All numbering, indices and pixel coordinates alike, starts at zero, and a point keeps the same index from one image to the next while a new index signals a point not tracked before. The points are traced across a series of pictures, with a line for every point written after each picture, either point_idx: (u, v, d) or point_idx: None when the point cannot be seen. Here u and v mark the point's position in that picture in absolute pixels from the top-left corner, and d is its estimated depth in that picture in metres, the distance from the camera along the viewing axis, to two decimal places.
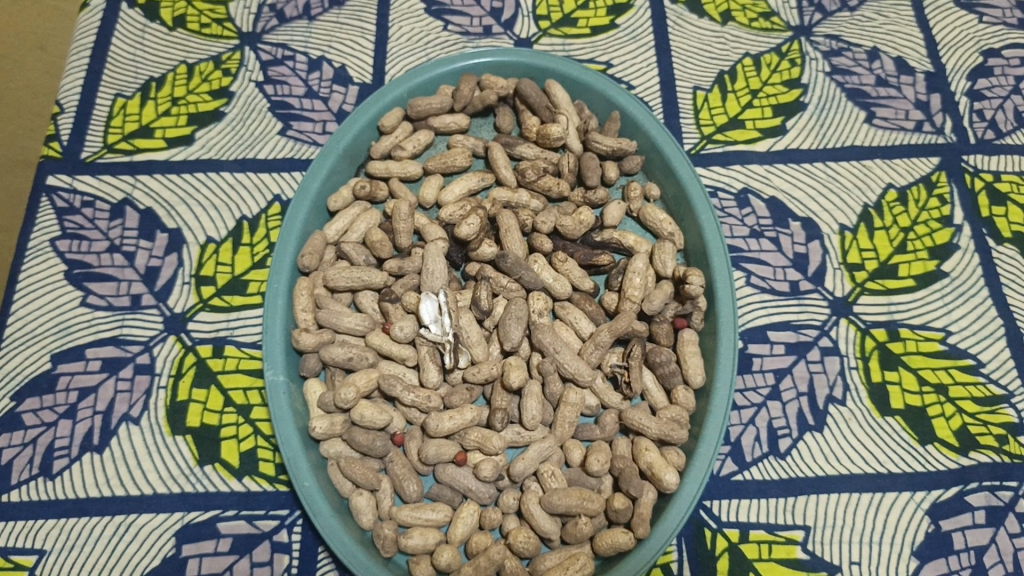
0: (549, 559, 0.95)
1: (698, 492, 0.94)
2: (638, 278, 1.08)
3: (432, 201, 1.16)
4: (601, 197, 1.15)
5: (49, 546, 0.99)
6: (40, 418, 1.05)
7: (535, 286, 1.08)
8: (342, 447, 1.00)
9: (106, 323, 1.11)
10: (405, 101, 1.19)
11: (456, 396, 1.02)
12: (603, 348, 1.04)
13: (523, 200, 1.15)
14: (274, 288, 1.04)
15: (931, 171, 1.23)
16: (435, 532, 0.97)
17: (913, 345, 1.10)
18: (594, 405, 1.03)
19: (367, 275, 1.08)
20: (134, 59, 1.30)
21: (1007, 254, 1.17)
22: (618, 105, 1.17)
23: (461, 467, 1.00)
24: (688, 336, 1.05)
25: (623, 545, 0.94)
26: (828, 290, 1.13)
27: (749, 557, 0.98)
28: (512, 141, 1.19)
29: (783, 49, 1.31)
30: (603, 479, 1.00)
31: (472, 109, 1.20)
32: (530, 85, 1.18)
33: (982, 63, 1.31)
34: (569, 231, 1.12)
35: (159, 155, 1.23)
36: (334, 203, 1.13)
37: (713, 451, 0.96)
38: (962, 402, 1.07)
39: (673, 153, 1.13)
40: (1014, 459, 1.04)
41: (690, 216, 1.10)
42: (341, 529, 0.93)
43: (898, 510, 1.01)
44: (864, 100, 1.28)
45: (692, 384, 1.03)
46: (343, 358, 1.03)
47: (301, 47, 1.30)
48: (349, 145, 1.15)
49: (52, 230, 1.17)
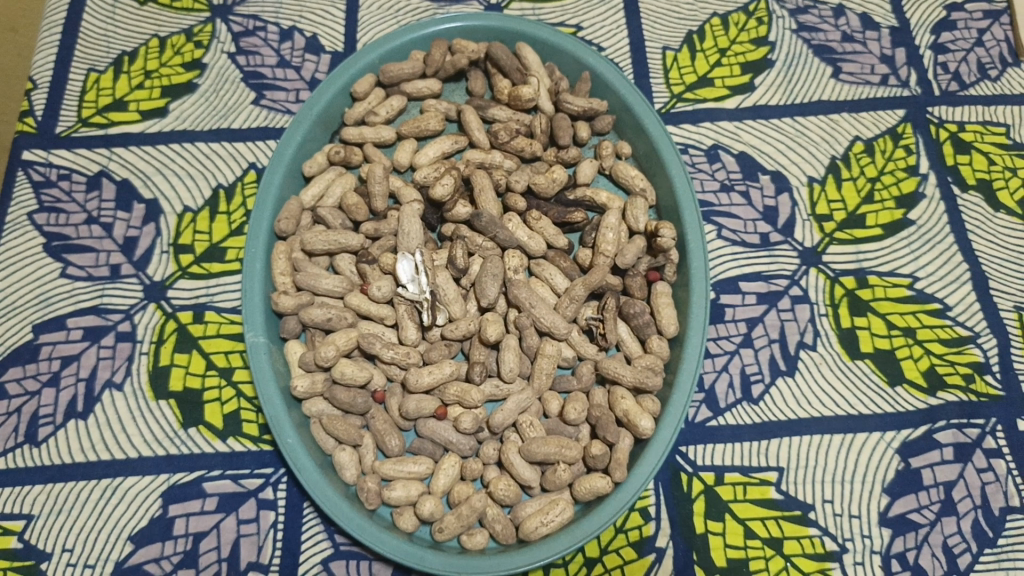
0: (529, 506, 0.98)
1: (672, 436, 0.96)
2: (611, 234, 1.09)
3: (407, 164, 1.17)
4: (574, 155, 1.16)
5: (37, 510, 1.01)
6: (23, 387, 1.07)
7: (510, 244, 1.10)
8: (323, 406, 1.02)
9: (86, 293, 1.12)
10: (377, 67, 1.20)
11: (435, 351, 1.04)
12: (578, 303, 1.06)
13: (496, 160, 1.16)
14: (253, 253, 1.05)
15: (897, 123, 1.25)
16: (417, 484, 0.99)
17: (881, 292, 1.12)
18: (570, 356, 1.05)
19: (343, 238, 1.09)
20: (105, 34, 1.30)
21: (972, 201, 1.20)
22: (589, 66, 1.18)
23: (441, 421, 1.02)
24: (661, 288, 1.07)
25: (601, 490, 0.96)
26: (797, 241, 1.15)
27: (725, 498, 1.01)
28: (484, 104, 1.20)
29: (750, 8, 1.32)
30: (580, 428, 1.02)
31: (443, 74, 1.21)
32: (500, 48, 1.19)
33: (945, 17, 1.33)
34: (542, 189, 1.13)
35: (134, 128, 1.23)
36: (309, 169, 1.14)
37: (688, 397, 0.98)
38: (930, 344, 1.10)
39: (643, 111, 1.14)
40: (981, 397, 1.07)
41: (661, 172, 1.12)
42: (324, 483, 0.95)
43: (868, 450, 1.04)
44: (831, 55, 1.29)
45: (666, 334, 1.05)
46: (321, 319, 1.04)
47: (272, 17, 1.31)
48: (323, 112, 1.16)
49: (30, 204, 1.18)
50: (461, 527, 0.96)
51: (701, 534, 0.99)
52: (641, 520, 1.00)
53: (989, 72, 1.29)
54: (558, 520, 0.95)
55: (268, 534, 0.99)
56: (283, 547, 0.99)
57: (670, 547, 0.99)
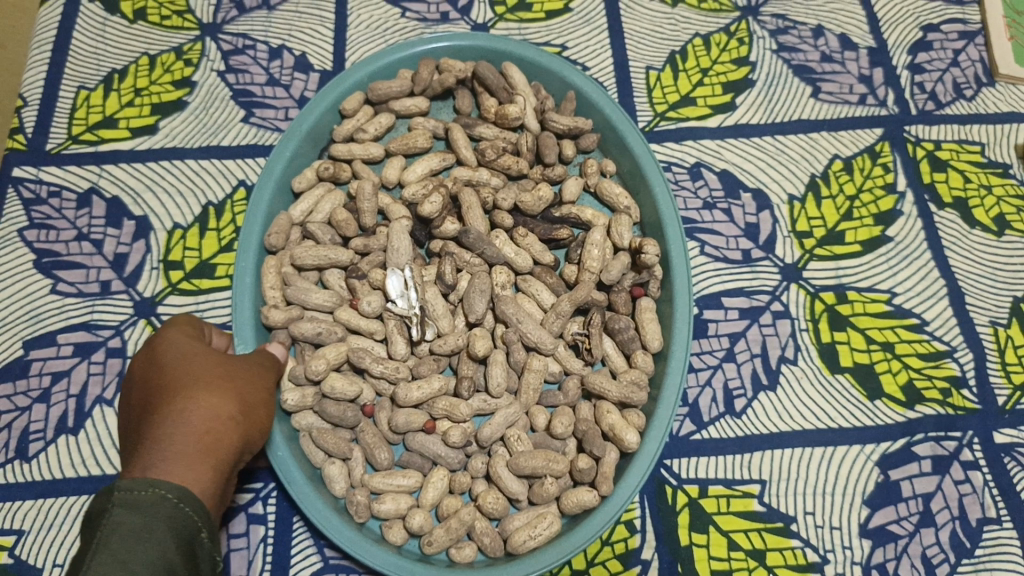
0: (517, 520, 0.99)
1: (657, 449, 0.98)
2: (596, 250, 1.11)
3: (395, 180, 1.18)
4: (559, 173, 1.18)
5: (27, 526, 1.01)
6: (13, 403, 1.08)
7: (497, 261, 1.12)
8: (313, 419, 1.03)
9: (77, 309, 1.13)
10: (366, 85, 1.21)
11: (424, 366, 1.06)
12: (564, 318, 1.08)
13: (484, 177, 1.17)
14: (243, 269, 1.06)
15: (875, 141, 1.28)
16: (406, 497, 1.00)
17: (860, 307, 1.15)
18: (557, 371, 1.07)
19: (333, 253, 1.10)
20: (95, 52, 1.32)
21: (948, 218, 1.23)
22: (573, 85, 1.20)
23: (429, 435, 1.03)
24: (647, 304, 1.09)
25: (588, 503, 0.98)
26: (778, 257, 1.17)
27: (709, 511, 1.02)
28: (472, 122, 1.21)
29: (731, 28, 1.35)
30: (566, 442, 1.04)
31: (430, 92, 1.23)
32: (488, 68, 1.20)
33: (921, 38, 1.37)
34: (528, 207, 1.15)
35: (124, 145, 1.24)
36: (298, 184, 1.15)
37: (672, 411, 1.00)
38: (908, 359, 1.12)
39: (626, 130, 1.16)
40: (958, 410, 1.10)
41: (644, 189, 1.14)
42: (315, 497, 0.95)
43: (849, 463, 1.06)
44: (810, 75, 1.32)
45: (650, 348, 1.07)
46: (312, 332, 1.05)
47: (262, 36, 1.33)
48: (312, 128, 1.16)
49: (20, 220, 1.19)
50: (450, 539, 0.98)
51: (686, 546, 1.01)
52: (627, 532, 1.01)
53: (964, 92, 1.33)
54: (545, 533, 0.97)
55: (258, 549, 1.00)
56: (273, 561, 1.00)
57: (656, 559, 1.00)
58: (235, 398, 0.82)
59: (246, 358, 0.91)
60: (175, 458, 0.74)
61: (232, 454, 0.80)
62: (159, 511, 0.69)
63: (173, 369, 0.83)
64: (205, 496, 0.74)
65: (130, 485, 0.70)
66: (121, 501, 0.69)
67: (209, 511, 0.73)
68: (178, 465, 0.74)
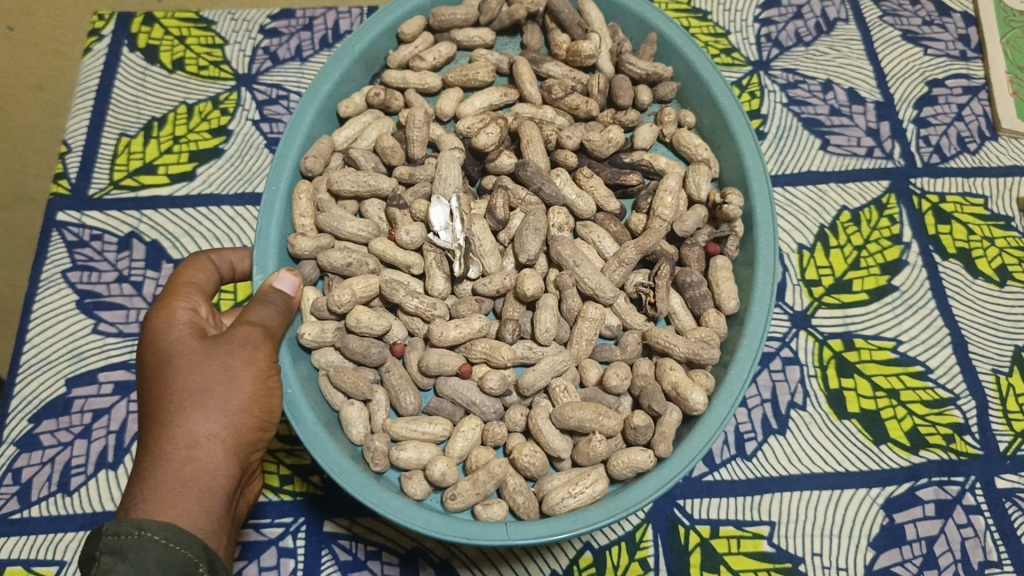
0: (555, 479, 1.00)
1: (727, 412, 0.97)
2: (669, 198, 1.12)
3: (450, 113, 1.21)
4: (632, 118, 1.20)
5: (69, 557, 1.06)
6: (56, 438, 1.13)
7: (555, 201, 1.13)
8: (334, 356, 1.05)
9: (117, 348, 1.19)
10: (426, 10, 1.26)
11: (464, 306, 1.06)
12: (626, 267, 1.09)
13: (549, 115, 1.20)
14: (273, 195, 1.08)
15: (882, 194, 1.33)
16: (431, 446, 1.01)
17: (867, 354, 1.19)
18: (616, 326, 1.09)
19: (374, 181, 1.12)
20: (136, 101, 1.39)
21: (952, 268, 1.27)
22: (655, 28, 1.23)
23: (464, 380, 1.05)
24: (721, 263, 1.10)
25: (641, 463, 0.97)
26: (788, 305, 1.22)
27: (720, 551, 1.07)
28: (540, 58, 1.25)
29: (743, 82, 1.41)
30: (621, 399, 1.05)
31: (498, 24, 1.26)
32: (563, 2, 1.23)
33: (926, 93, 1.42)
34: (598, 149, 1.17)
35: (162, 191, 1.30)
36: (346, 108, 1.18)
37: (745, 375, 0.99)
38: (912, 406, 1.17)
39: (713, 80, 1.17)
40: (961, 456, 1.14)
41: (726, 140, 1.16)
42: (326, 438, 0.93)
43: (855, 505, 1.10)
44: (819, 128, 1.38)
45: (725, 309, 1.07)
46: (341, 263, 1.06)
47: (295, 87, 1.39)
48: (365, 50, 1.21)
49: (64, 262, 1.25)
50: (476, 495, 0.97)
51: None
52: (641, 570, 1.06)
53: (968, 146, 1.38)
54: (588, 493, 0.97)
55: None
56: None
57: None
58: (223, 414, 0.84)
59: (234, 332, 0.88)
60: (158, 496, 0.79)
61: (227, 473, 0.83)
62: (145, 556, 0.74)
63: (164, 382, 0.86)
64: (195, 528, 0.78)
65: (117, 530, 0.74)
66: (108, 548, 0.74)
67: (204, 541, 0.78)
68: (166, 501, 0.79)
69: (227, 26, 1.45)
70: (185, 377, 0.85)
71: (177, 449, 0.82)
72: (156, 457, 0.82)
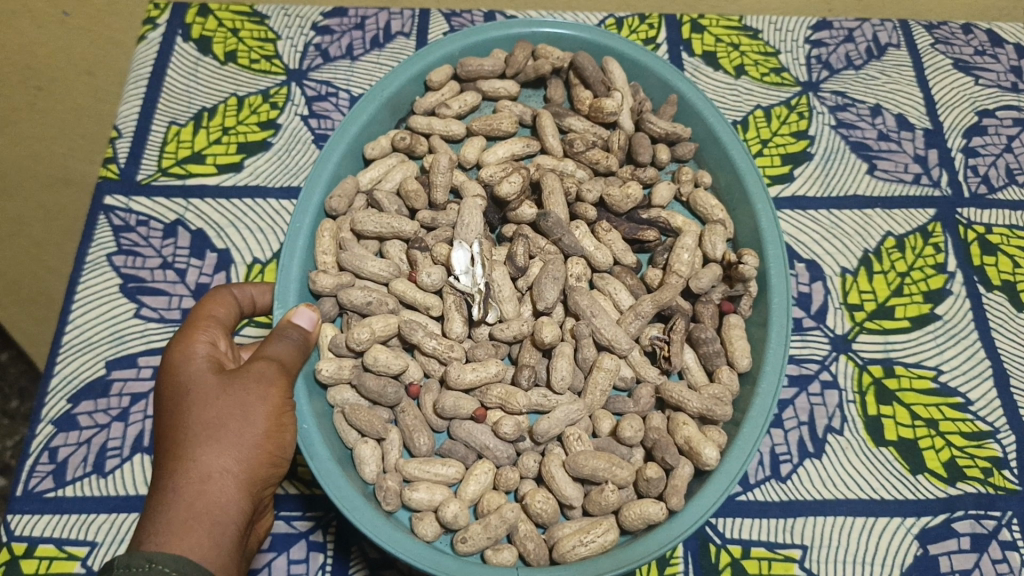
0: (567, 527, 0.99)
1: (739, 468, 0.96)
2: (686, 255, 1.12)
3: (473, 161, 1.21)
4: (651, 176, 1.20)
5: (101, 538, 1.07)
6: (94, 420, 1.14)
7: (575, 252, 1.14)
8: (349, 394, 1.05)
9: (158, 335, 1.20)
10: (457, 59, 1.27)
11: (481, 350, 1.06)
12: (642, 320, 1.10)
13: (569, 168, 1.20)
14: (297, 229, 1.08)
15: (927, 221, 1.32)
16: (442, 487, 1.01)
17: (906, 382, 1.18)
18: (630, 378, 1.08)
19: (397, 223, 1.13)
20: (187, 91, 1.40)
21: (996, 300, 1.26)
22: (676, 89, 1.24)
23: (479, 424, 1.05)
24: (734, 320, 1.10)
25: (652, 515, 0.96)
26: (829, 327, 1.22)
27: (751, 572, 1.06)
28: (563, 113, 1.25)
29: (792, 102, 1.40)
30: (634, 450, 1.04)
31: (523, 78, 1.28)
32: (586, 59, 1.25)
33: (976, 123, 1.41)
34: (617, 205, 1.17)
35: (211, 180, 1.32)
36: (373, 151, 1.19)
37: (758, 431, 0.98)
38: (951, 436, 1.15)
39: (728, 140, 1.18)
40: (999, 490, 1.12)
41: (743, 206, 1.15)
42: (338, 475, 0.93)
43: (889, 534, 1.09)
44: (867, 152, 1.37)
45: (737, 367, 1.07)
46: (361, 301, 1.07)
47: (344, 84, 1.40)
48: (395, 95, 1.22)
49: (109, 245, 1.27)
50: (487, 539, 0.97)
51: None
52: None
53: (1017, 178, 1.37)
54: (600, 540, 0.96)
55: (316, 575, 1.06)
56: None
57: None
58: (237, 447, 0.85)
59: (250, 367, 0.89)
60: (171, 529, 0.78)
61: (237, 507, 0.83)
62: None
63: (180, 416, 0.86)
64: (207, 561, 0.78)
65: (128, 562, 0.73)
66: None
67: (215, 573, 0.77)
68: (178, 533, 0.78)
69: (280, 21, 1.47)
70: (200, 411, 0.86)
71: (190, 483, 0.82)
72: (168, 490, 0.81)
